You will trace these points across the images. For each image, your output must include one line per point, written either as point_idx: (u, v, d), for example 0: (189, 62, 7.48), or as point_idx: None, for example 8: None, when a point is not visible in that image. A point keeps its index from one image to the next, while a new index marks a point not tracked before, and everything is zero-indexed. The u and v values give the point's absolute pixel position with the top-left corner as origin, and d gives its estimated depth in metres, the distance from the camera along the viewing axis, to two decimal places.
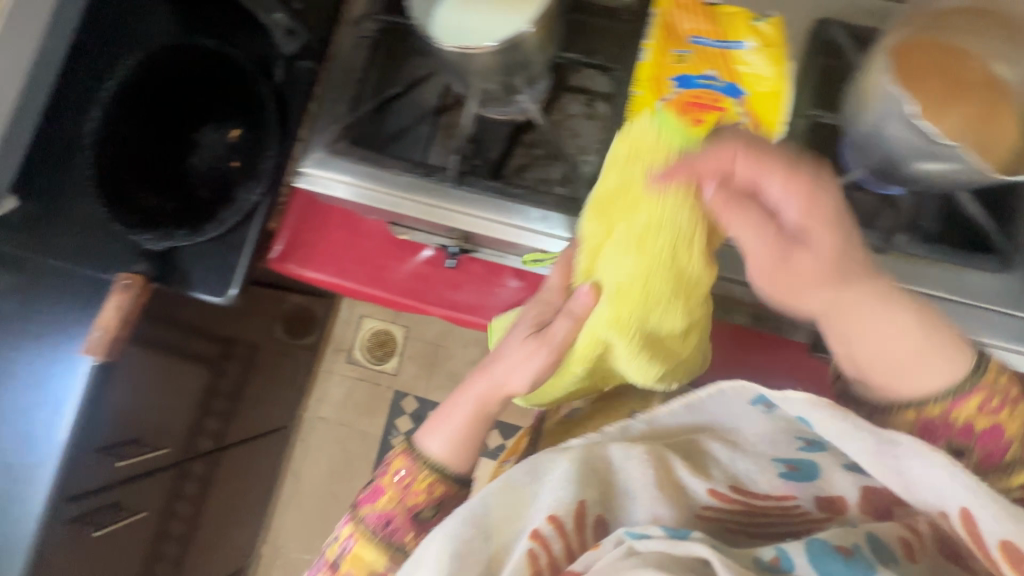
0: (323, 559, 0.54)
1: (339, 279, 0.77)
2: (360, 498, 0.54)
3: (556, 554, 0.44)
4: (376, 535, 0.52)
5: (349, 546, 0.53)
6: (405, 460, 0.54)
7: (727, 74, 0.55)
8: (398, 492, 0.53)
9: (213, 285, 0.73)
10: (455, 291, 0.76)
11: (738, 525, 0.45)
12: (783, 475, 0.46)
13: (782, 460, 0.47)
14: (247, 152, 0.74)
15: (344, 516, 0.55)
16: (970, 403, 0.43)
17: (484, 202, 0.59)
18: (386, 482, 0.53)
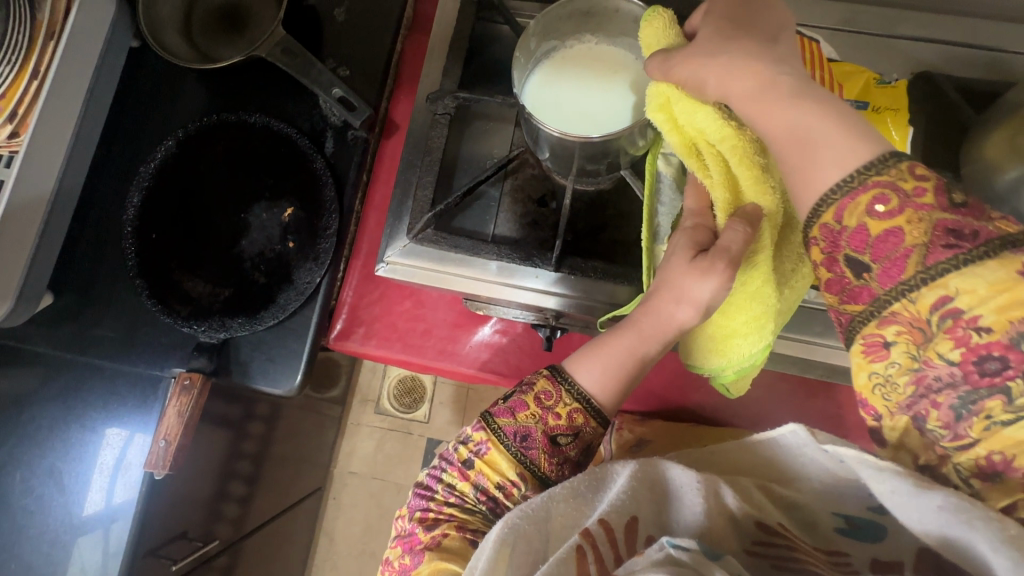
0: (448, 455, 0.57)
1: (406, 355, 0.73)
2: (496, 409, 0.55)
3: (606, 557, 0.40)
4: (511, 443, 0.54)
5: (485, 449, 0.54)
6: (549, 384, 0.55)
7: None
8: (538, 402, 0.54)
9: (277, 375, 0.68)
10: (531, 360, 0.73)
11: (771, 555, 0.42)
12: (837, 530, 0.43)
13: (840, 514, 0.44)
14: (303, 230, 0.70)
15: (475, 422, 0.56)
16: (859, 201, 0.35)
17: (581, 281, 0.57)
18: (527, 400, 0.54)
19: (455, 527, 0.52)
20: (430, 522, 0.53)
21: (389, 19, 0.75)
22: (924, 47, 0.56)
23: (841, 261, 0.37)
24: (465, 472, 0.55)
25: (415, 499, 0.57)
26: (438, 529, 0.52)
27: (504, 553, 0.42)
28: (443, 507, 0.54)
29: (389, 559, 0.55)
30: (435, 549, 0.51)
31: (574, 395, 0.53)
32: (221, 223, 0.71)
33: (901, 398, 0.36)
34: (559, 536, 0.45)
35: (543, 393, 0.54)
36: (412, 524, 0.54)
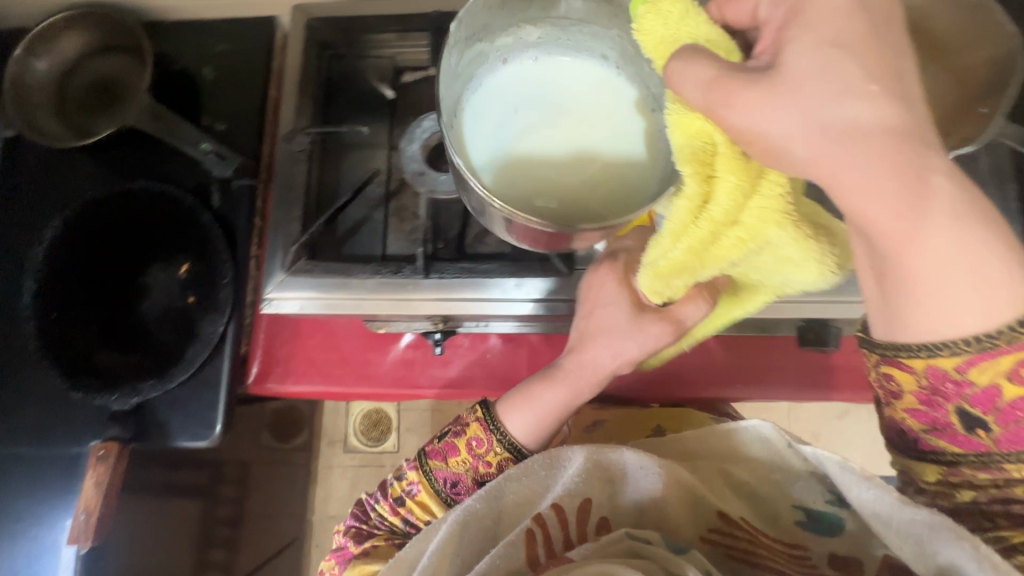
0: (385, 488, 0.60)
1: (325, 386, 0.75)
2: (430, 451, 0.57)
3: (555, 536, 0.47)
4: (439, 486, 0.57)
5: (416, 490, 0.57)
6: (481, 430, 0.56)
7: None
8: (468, 447, 0.56)
9: (195, 430, 0.69)
10: (446, 367, 0.75)
11: (724, 544, 0.50)
12: (797, 523, 0.50)
13: (802, 508, 0.50)
14: (200, 284, 0.71)
15: (411, 461, 0.59)
16: (1001, 360, 0.33)
17: (464, 282, 0.57)
18: (460, 446, 0.56)
19: (387, 538, 0.57)
20: (361, 535, 0.59)
21: (256, 69, 0.77)
22: None
23: (943, 407, 0.37)
24: (395, 508, 0.58)
25: (355, 515, 0.62)
26: (370, 541, 0.58)
27: (456, 532, 0.47)
28: (378, 529, 0.59)
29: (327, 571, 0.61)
30: (363, 557, 0.56)
31: (505, 445, 0.55)
32: (119, 291, 0.72)
33: (956, 469, 0.38)
34: (516, 516, 0.49)
35: (474, 441, 0.56)
36: (347, 538, 0.60)
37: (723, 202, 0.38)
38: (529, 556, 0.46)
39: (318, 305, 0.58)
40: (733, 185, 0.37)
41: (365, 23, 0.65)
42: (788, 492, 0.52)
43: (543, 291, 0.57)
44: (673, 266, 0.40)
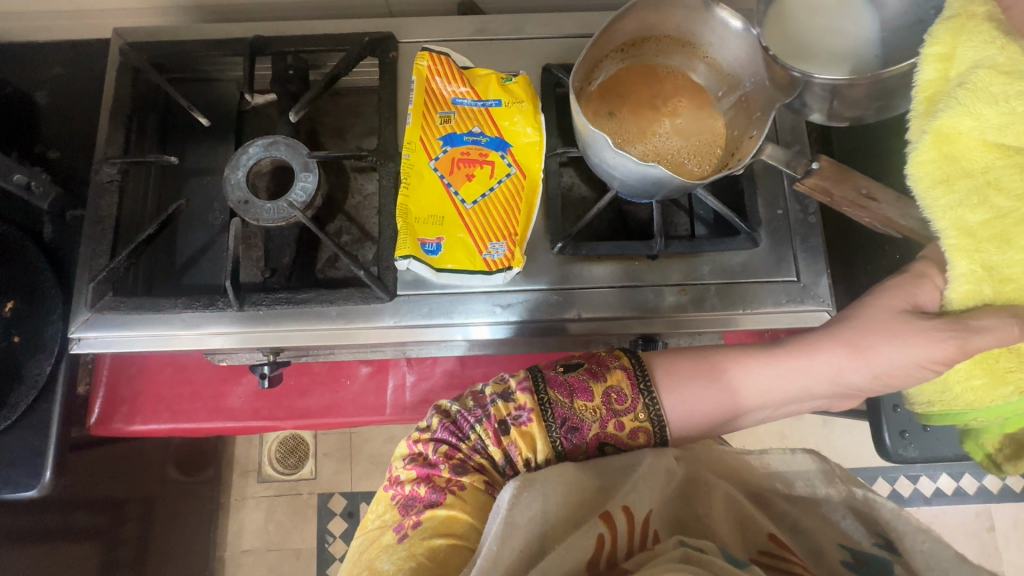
0: (485, 406, 0.49)
1: (174, 423, 0.71)
2: (553, 380, 0.50)
3: (619, 542, 0.43)
4: (554, 425, 0.48)
5: (526, 418, 0.48)
6: (624, 379, 0.50)
7: (491, 129, 0.58)
8: (606, 397, 0.49)
9: (19, 479, 0.64)
10: (305, 397, 0.72)
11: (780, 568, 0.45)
12: (844, 562, 0.46)
13: (851, 550, 0.46)
14: (29, 322, 0.66)
15: (522, 382, 0.50)
16: None
17: (279, 315, 0.56)
18: (597, 389, 0.49)
19: (482, 480, 0.47)
20: (458, 465, 0.47)
21: (90, 95, 0.74)
22: (549, 40, 0.62)
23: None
24: (500, 437, 0.48)
25: (445, 425, 0.50)
26: (466, 477, 0.47)
27: (537, 512, 0.43)
28: (475, 454, 0.48)
29: (399, 479, 0.48)
30: (458, 494, 0.46)
31: (649, 413, 0.50)
32: None
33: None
34: (574, 517, 0.44)
35: (613, 388, 0.50)
36: (437, 455, 0.48)
37: (1004, 89, 0.40)
38: (592, 558, 0.42)
39: (137, 343, 0.56)
40: (987, 65, 0.41)
41: (184, 47, 0.62)
42: (831, 531, 0.49)
43: (365, 317, 0.56)
44: (990, 237, 0.41)
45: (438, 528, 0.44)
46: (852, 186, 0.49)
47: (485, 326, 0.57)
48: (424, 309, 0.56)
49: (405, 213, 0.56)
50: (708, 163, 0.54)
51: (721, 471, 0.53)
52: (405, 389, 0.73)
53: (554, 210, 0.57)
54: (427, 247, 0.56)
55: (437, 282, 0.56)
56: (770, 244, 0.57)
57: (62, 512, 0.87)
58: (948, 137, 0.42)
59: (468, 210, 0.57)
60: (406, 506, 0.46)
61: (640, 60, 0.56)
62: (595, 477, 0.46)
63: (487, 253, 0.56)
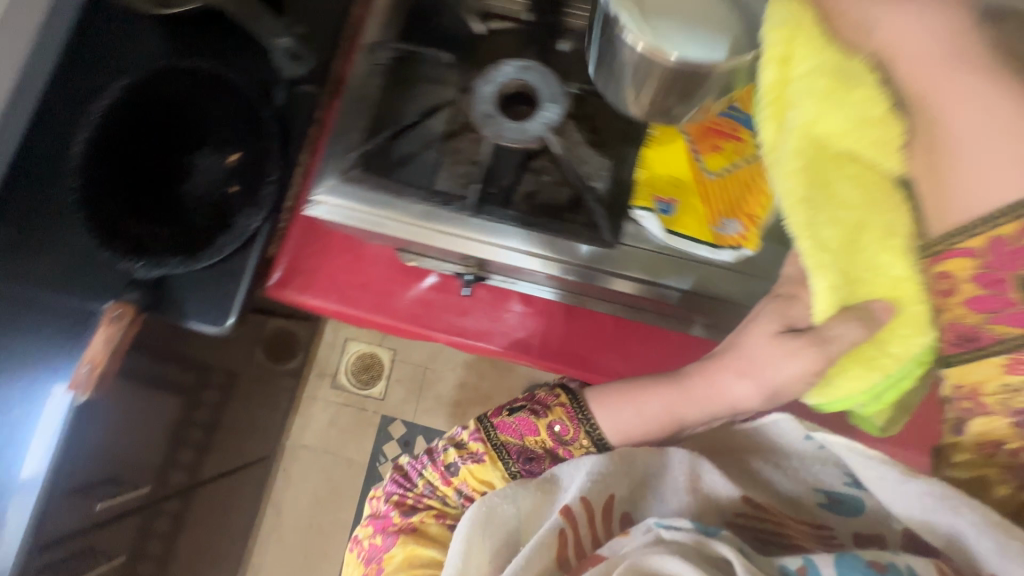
0: (434, 454, 0.68)
1: (340, 306, 0.75)
2: (500, 424, 0.63)
3: (582, 533, 0.52)
4: (513, 460, 0.62)
5: (481, 457, 0.62)
6: (563, 413, 0.60)
7: (749, 108, 0.57)
8: (551, 432, 0.60)
9: (209, 316, 0.69)
10: (463, 316, 0.75)
11: (753, 526, 0.51)
12: (817, 502, 0.53)
13: (822, 491, 0.53)
14: (247, 176, 0.71)
15: (474, 431, 0.64)
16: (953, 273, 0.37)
17: (504, 230, 0.57)
18: (540, 426, 0.61)
19: (433, 515, 0.65)
20: (408, 508, 0.66)
21: None
22: None
23: (1003, 280, 0.37)
24: (448, 478, 0.65)
25: (395, 480, 0.70)
26: (416, 518, 0.65)
27: (513, 512, 0.55)
28: (423, 498, 0.66)
29: (362, 540, 0.70)
30: (412, 535, 0.63)
31: (593, 438, 0.59)
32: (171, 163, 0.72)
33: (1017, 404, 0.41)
34: (540, 512, 0.55)
35: (555, 422, 0.60)
36: (389, 503, 0.68)
37: None
38: (559, 556, 0.51)
39: (362, 219, 0.58)
40: None
41: None
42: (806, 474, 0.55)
43: (583, 256, 0.57)
44: None
45: (402, 562, 0.62)
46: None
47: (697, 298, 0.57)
48: (642, 263, 0.57)
49: (647, 168, 0.57)
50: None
51: (718, 441, 0.62)
52: (555, 336, 0.74)
53: None
54: (662, 206, 0.55)
55: (665, 243, 0.56)
56: None
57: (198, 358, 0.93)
58: (815, 139, 0.41)
59: (708, 180, 0.56)
60: (369, 557, 0.66)
61: None
62: (550, 487, 0.57)
63: (719, 228, 0.55)
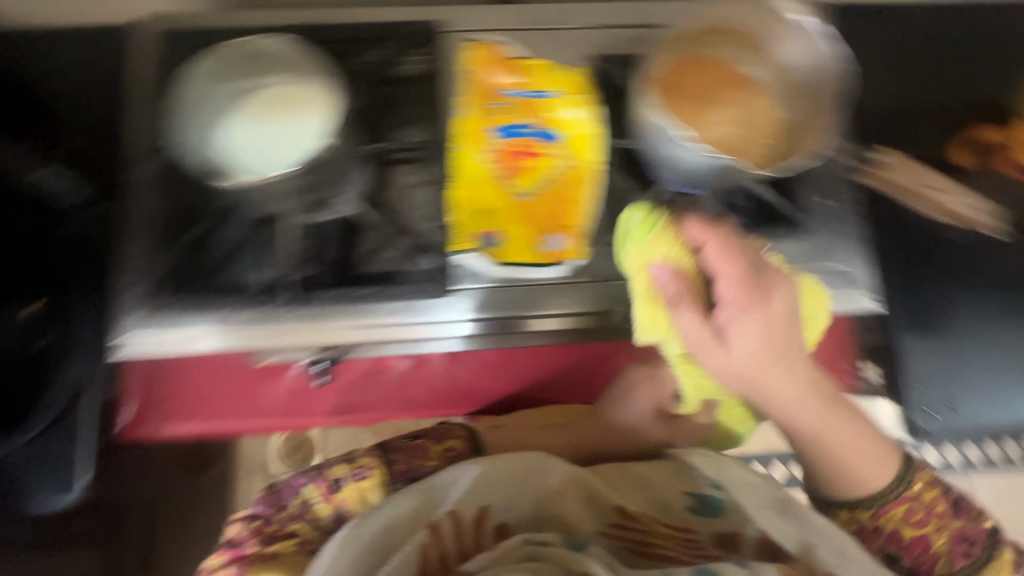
0: (319, 474, 0.61)
1: (209, 423, 0.70)
2: (392, 446, 0.63)
3: (448, 548, 0.51)
4: (395, 480, 0.60)
5: (363, 474, 0.60)
6: (461, 442, 0.66)
7: (544, 121, 0.58)
8: (443, 453, 0.64)
9: (55, 487, 0.62)
10: (344, 393, 0.72)
11: (627, 537, 0.55)
12: (689, 508, 0.58)
13: (698, 518, 0.54)
14: (55, 325, 0.64)
15: (368, 451, 0.63)
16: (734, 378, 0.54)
17: (331, 311, 0.55)
18: (434, 448, 0.64)
19: (293, 543, 0.55)
20: (267, 537, 0.56)
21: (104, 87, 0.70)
22: None
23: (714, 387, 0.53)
24: (328, 496, 0.59)
25: (261, 503, 0.60)
26: (273, 544, 0.55)
27: (384, 521, 0.51)
28: (291, 521, 0.57)
29: (202, 573, 0.55)
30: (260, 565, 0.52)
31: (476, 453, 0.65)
32: None
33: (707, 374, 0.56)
34: (410, 526, 0.52)
35: (451, 449, 0.65)
36: (243, 536, 0.56)
37: None
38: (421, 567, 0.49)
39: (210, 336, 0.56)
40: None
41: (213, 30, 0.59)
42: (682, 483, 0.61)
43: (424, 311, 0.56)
44: None
45: None
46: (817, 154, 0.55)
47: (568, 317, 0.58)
48: (487, 302, 0.56)
49: (461, 206, 0.56)
50: (760, 150, 0.55)
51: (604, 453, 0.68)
52: (441, 384, 0.72)
53: (604, 202, 0.58)
54: (486, 240, 0.55)
55: (502, 274, 0.55)
56: (809, 238, 0.60)
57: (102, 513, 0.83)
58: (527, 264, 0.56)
59: (524, 202, 0.56)
60: None
61: (693, 53, 0.58)
62: (431, 493, 0.54)
63: (545, 246, 0.56)
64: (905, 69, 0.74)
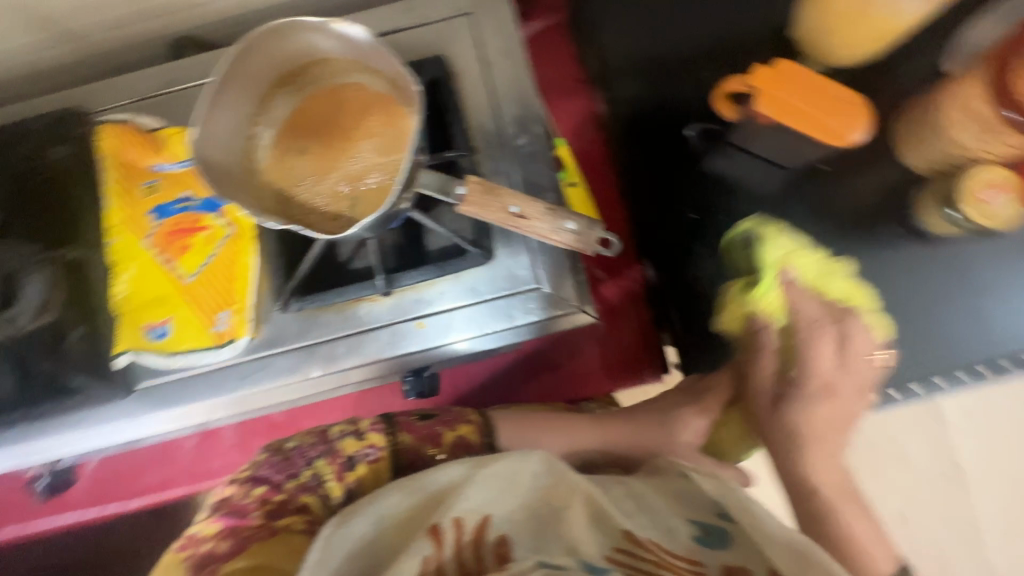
0: (310, 459, 0.50)
1: (20, 523, 0.72)
2: (402, 424, 0.53)
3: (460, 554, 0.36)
4: (342, 472, 0.49)
5: (375, 454, 0.51)
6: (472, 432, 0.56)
7: (199, 191, 0.55)
8: (416, 450, 0.52)
9: None
10: (141, 476, 0.72)
11: (635, 562, 0.35)
12: (695, 540, 0.38)
13: (697, 524, 0.40)
14: None
15: (376, 424, 0.53)
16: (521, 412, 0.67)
17: (23, 431, 0.55)
18: (400, 445, 0.52)
19: (301, 519, 0.44)
20: (276, 510, 0.45)
21: None
22: None
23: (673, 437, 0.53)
24: (344, 471, 0.49)
25: (262, 473, 0.49)
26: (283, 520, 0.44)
27: (368, 530, 0.39)
28: (304, 492, 0.47)
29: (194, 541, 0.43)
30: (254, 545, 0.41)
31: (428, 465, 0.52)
32: None
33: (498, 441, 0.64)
34: (412, 527, 0.39)
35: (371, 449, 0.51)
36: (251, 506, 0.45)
37: None
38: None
39: None
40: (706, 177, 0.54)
41: None
42: (683, 507, 0.43)
43: (118, 413, 0.55)
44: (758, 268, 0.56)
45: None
46: (497, 208, 0.43)
47: (280, 389, 0.54)
48: (167, 396, 0.55)
49: (126, 301, 0.54)
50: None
51: None
52: (229, 451, 0.72)
53: (276, 266, 0.54)
54: (153, 333, 0.53)
55: (173, 365, 0.54)
56: (512, 254, 0.53)
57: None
58: None
59: (188, 284, 0.54)
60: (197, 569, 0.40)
61: (314, 86, 0.51)
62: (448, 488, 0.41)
63: (214, 326, 0.53)
64: (649, 24, 0.67)
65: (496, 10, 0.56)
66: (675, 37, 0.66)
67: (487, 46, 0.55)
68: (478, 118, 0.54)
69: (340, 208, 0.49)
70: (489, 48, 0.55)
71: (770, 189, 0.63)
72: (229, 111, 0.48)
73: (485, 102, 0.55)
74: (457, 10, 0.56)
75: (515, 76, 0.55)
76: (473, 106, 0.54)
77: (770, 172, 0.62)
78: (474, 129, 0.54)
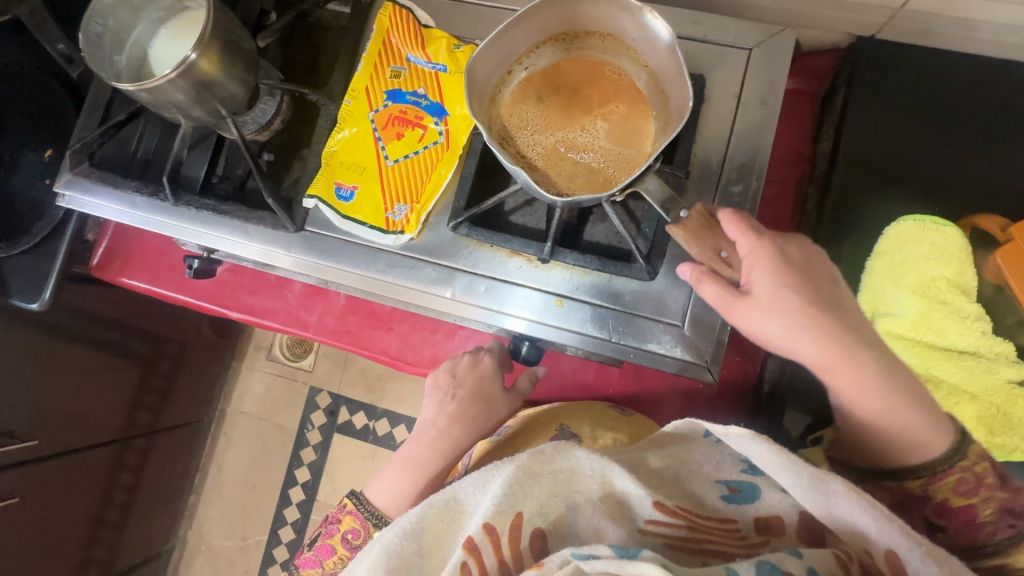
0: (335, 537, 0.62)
1: (150, 285, 0.83)
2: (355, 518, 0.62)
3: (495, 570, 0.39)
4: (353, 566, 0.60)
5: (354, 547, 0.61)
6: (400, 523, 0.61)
7: (433, 94, 0.59)
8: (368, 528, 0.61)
9: (27, 294, 0.78)
10: (252, 296, 0.81)
11: (683, 540, 0.39)
12: (723, 499, 0.43)
13: (723, 482, 0.45)
14: None
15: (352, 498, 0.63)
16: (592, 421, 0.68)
17: (204, 218, 0.63)
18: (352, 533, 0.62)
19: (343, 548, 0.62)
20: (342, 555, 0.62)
21: None
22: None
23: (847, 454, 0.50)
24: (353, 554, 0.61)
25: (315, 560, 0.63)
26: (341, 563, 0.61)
27: (414, 531, 0.45)
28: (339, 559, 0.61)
29: None
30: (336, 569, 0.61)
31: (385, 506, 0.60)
32: None
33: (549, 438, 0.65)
34: (452, 523, 0.45)
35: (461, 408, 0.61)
36: None
37: None
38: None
39: (139, 221, 0.65)
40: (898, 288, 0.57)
41: None
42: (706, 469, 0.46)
43: (279, 241, 0.61)
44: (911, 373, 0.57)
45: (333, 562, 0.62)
46: (711, 246, 0.45)
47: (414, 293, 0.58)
48: (323, 248, 0.60)
49: (331, 156, 0.60)
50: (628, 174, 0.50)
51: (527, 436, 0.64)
52: (328, 315, 0.79)
53: (463, 188, 0.57)
54: (340, 193, 0.59)
55: (342, 227, 0.59)
56: (670, 282, 0.54)
57: (111, 327, 1.02)
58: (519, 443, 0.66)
59: (388, 167, 0.59)
60: None
61: (580, 53, 0.53)
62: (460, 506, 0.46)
63: (391, 213, 0.58)
64: (905, 130, 0.62)
65: (776, 57, 0.55)
66: (936, 152, 0.61)
67: (748, 85, 0.55)
68: (705, 147, 0.54)
69: (553, 170, 0.51)
70: (749, 89, 0.55)
71: (952, 346, 0.58)
72: (505, 42, 0.50)
73: (720, 136, 0.55)
74: (738, 41, 0.55)
75: (762, 125, 0.54)
76: (706, 134, 0.55)
77: (964, 332, 0.57)
78: (697, 157, 0.55)
